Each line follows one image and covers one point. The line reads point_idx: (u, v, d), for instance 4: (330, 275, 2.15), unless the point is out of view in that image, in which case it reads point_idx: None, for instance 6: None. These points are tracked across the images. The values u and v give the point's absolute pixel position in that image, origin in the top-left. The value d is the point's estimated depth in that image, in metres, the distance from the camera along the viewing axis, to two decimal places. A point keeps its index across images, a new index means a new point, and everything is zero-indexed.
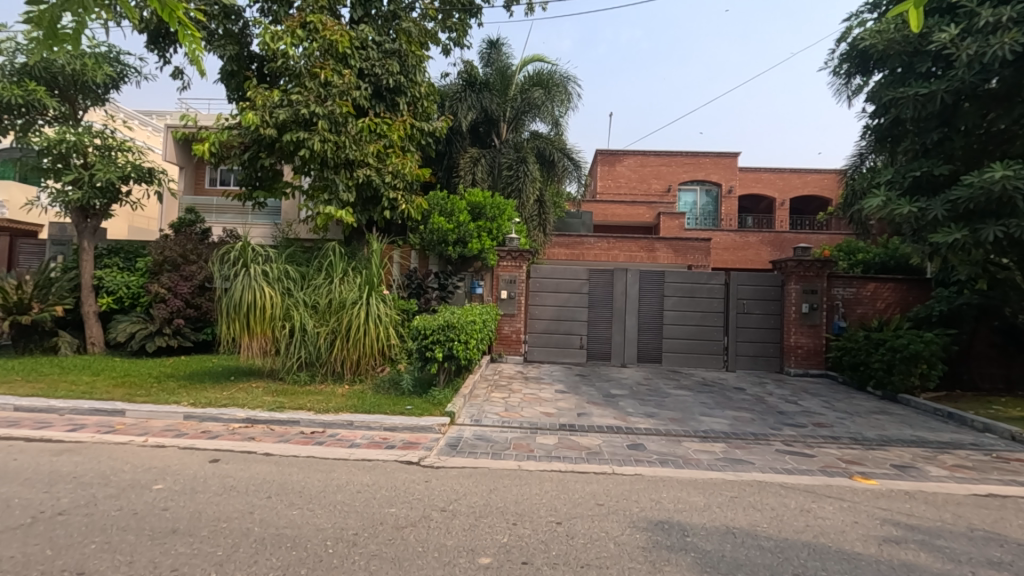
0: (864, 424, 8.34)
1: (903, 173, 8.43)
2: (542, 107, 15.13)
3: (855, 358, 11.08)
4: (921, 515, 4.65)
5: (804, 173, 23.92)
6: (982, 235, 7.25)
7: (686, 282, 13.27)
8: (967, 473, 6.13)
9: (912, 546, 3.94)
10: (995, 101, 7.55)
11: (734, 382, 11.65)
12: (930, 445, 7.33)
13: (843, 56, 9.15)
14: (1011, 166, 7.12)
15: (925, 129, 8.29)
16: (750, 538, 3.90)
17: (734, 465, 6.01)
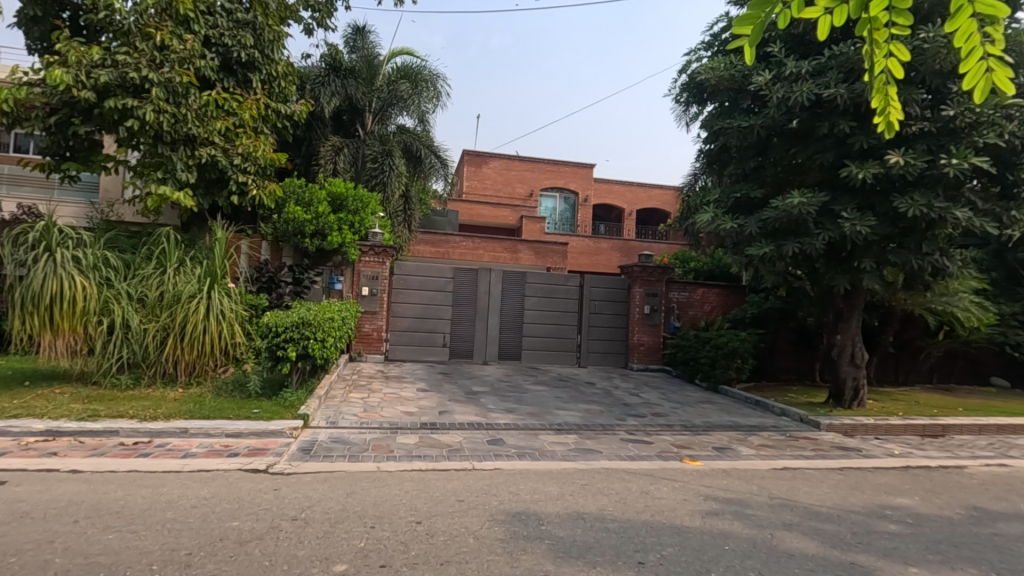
0: (692, 412, 9.47)
1: (728, 194, 9.73)
2: (408, 101, 14.78)
3: (687, 355, 12.53)
4: (734, 489, 5.41)
5: (649, 188, 26.40)
6: (784, 249, 8.63)
7: (545, 283, 13.93)
8: (768, 451, 7.27)
9: (727, 517, 4.55)
10: (796, 139, 9.01)
11: (586, 377, 12.51)
12: (741, 429, 8.54)
13: (683, 86, 10.24)
14: (806, 193, 8.53)
15: (745, 157, 9.62)
16: (598, 522, 4.21)
17: (584, 455, 6.45)
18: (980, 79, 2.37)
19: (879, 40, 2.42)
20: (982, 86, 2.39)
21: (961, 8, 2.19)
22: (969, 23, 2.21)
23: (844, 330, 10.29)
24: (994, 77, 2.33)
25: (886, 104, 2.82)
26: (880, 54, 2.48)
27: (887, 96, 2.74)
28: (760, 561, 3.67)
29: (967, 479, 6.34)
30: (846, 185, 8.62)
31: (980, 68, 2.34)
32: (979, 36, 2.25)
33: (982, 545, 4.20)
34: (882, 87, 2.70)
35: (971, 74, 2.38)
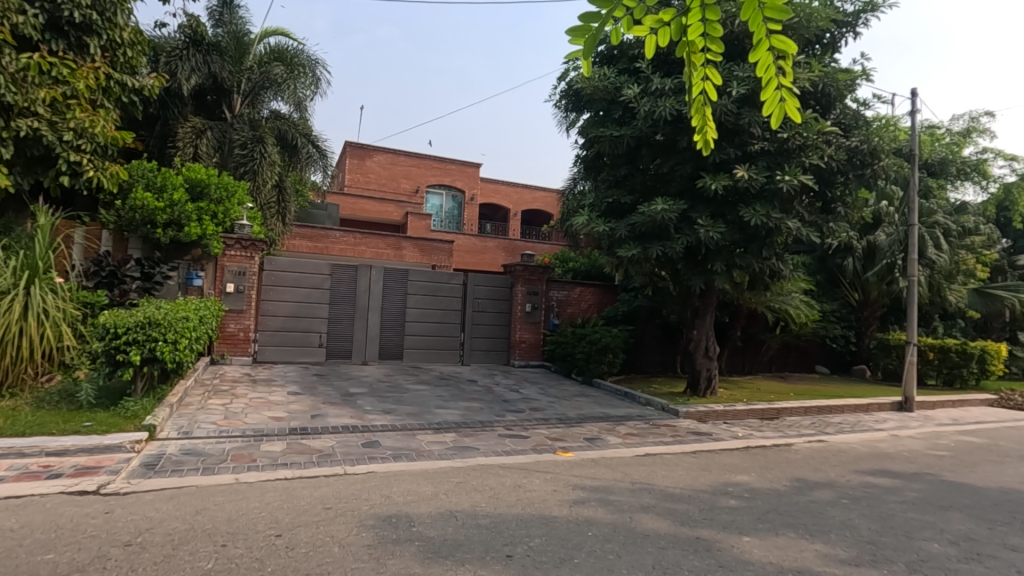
0: (568, 406, 9.91)
1: (601, 198, 10.34)
2: (283, 85, 13.73)
3: (564, 350, 13.10)
4: (600, 477, 5.74)
5: (534, 190, 27.16)
6: (649, 252, 9.35)
7: (429, 281, 13.79)
8: (633, 439, 7.82)
9: (593, 504, 4.81)
10: (661, 150, 9.78)
11: (468, 375, 12.58)
12: (611, 419, 9.11)
13: (562, 93, 10.66)
14: (667, 201, 9.28)
15: (617, 164, 10.27)
16: (470, 518, 4.24)
17: (461, 453, 6.47)
18: (776, 107, 2.70)
19: (697, 64, 2.61)
20: (777, 113, 2.71)
21: (762, 40, 2.42)
22: (767, 55, 2.47)
23: (700, 325, 11.37)
24: (786, 106, 2.67)
25: (704, 125, 3.04)
26: (699, 77, 2.69)
27: (705, 116, 2.95)
28: (619, 543, 3.92)
29: (793, 454, 7.31)
30: (701, 194, 9.51)
31: (776, 97, 2.66)
32: (775, 68, 2.54)
33: (800, 512, 4.86)
34: (701, 108, 2.91)
35: (769, 102, 2.70)
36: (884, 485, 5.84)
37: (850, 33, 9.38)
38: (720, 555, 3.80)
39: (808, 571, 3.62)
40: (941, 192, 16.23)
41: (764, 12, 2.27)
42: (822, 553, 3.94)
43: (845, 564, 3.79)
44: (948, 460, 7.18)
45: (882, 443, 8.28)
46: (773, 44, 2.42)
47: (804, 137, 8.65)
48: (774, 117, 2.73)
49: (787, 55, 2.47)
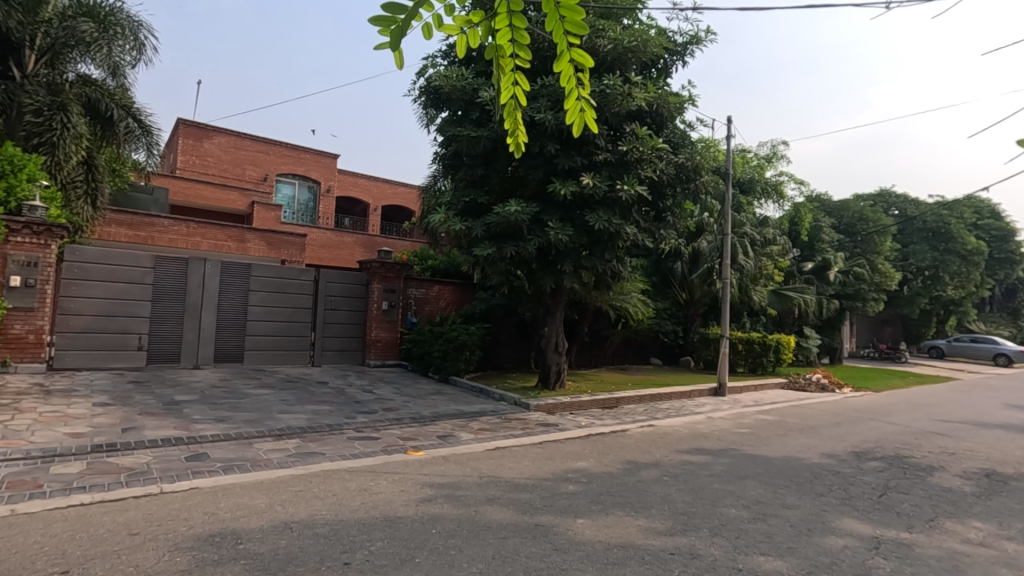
0: (422, 404, 9.83)
1: (458, 197, 10.42)
2: (94, 47, 11.73)
3: (421, 349, 12.97)
4: (449, 474, 5.77)
5: (394, 185, 26.45)
6: (504, 252, 9.65)
7: (274, 277, 12.80)
8: (485, 434, 7.99)
9: (439, 501, 4.82)
10: (516, 153, 10.11)
11: (318, 376, 11.89)
12: (465, 416, 9.22)
13: (421, 89, 10.54)
14: (521, 203, 9.64)
15: (474, 165, 10.43)
16: (306, 528, 3.99)
17: (304, 459, 6.09)
18: (578, 115, 2.98)
19: (507, 68, 2.69)
20: (579, 121, 3.00)
21: (564, 52, 2.53)
22: (570, 67, 2.60)
23: (551, 323, 12.00)
24: (585, 115, 2.97)
25: (514, 129, 3.23)
26: (509, 82, 2.80)
27: (515, 119, 3.12)
28: (461, 537, 3.97)
29: (627, 439, 8.03)
30: (553, 198, 10.03)
31: (578, 108, 2.94)
32: (575, 79, 2.69)
33: (628, 492, 5.34)
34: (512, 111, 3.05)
35: (572, 111, 2.97)
36: (698, 461, 6.67)
37: (679, 62, 10.56)
38: (556, 538, 4.02)
39: (630, 544, 3.99)
40: (749, 207, 18.97)
41: (565, 25, 2.36)
42: (643, 527, 4.36)
43: (662, 534, 4.24)
44: (749, 436, 8.41)
45: (699, 424, 9.45)
46: (573, 57, 2.55)
47: (640, 151, 9.54)
48: (576, 125, 3.02)
49: (584, 70, 2.64)
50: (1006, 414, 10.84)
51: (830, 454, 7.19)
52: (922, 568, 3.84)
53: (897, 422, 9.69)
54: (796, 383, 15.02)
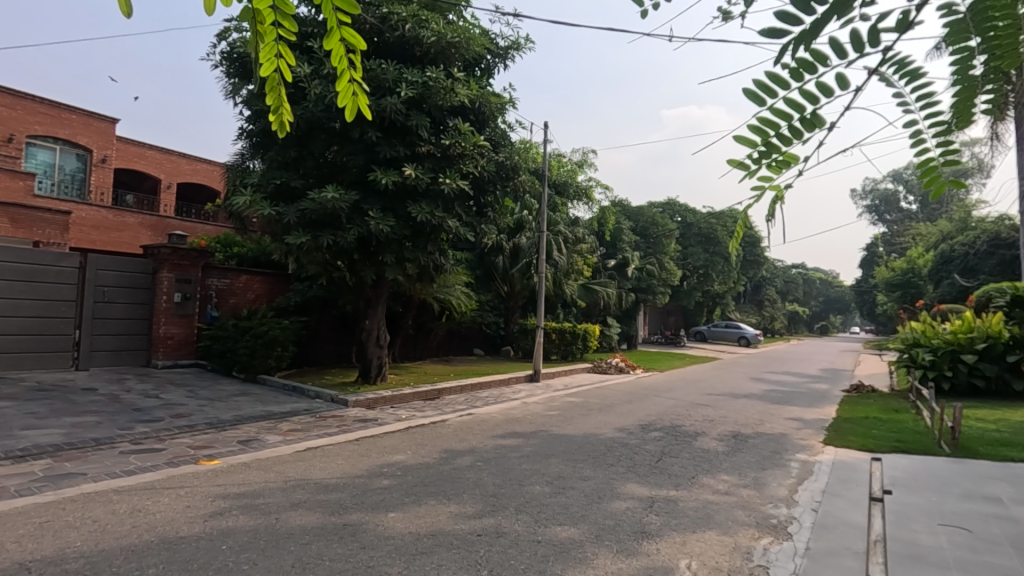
0: (222, 407, 8.81)
1: (267, 179, 9.54)
2: None
3: (223, 346, 11.62)
4: (248, 481, 5.26)
5: (193, 160, 22.96)
6: (320, 240, 9.11)
7: (21, 263, 10.44)
8: (295, 435, 7.46)
9: (233, 513, 4.36)
10: (334, 137, 9.58)
11: (85, 382, 9.94)
12: (273, 417, 8.51)
13: (223, 54, 9.38)
14: (338, 190, 9.17)
15: (287, 145, 9.63)
16: (52, 566, 3.31)
17: (58, 482, 5.04)
18: (348, 99, 2.28)
19: (267, 38, 1.92)
20: (351, 106, 2.30)
21: (331, 29, 1.87)
22: (340, 48, 1.95)
23: (372, 315, 11.63)
24: (359, 101, 2.29)
25: (278, 104, 2.33)
26: (269, 53, 2.00)
27: (280, 94, 2.26)
28: (258, 549, 3.65)
29: (446, 429, 8.17)
30: (373, 187, 9.72)
31: (350, 90, 2.24)
32: (345, 61, 2.03)
33: (442, 480, 5.44)
34: (275, 85, 2.20)
35: (342, 94, 2.25)
36: (510, 445, 7.06)
37: (501, 64, 10.96)
38: (364, 536, 3.91)
39: (440, 531, 4.06)
40: (563, 208, 20.58)
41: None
42: (454, 513, 4.48)
43: (471, 517, 4.40)
44: (556, 417, 9.15)
45: (514, 410, 10.02)
46: (344, 37, 1.89)
47: (463, 147, 9.73)
48: (348, 112, 2.30)
49: (358, 52, 1.99)
50: (750, 386, 13.41)
51: (621, 429, 8.17)
52: (682, 519, 4.57)
53: (674, 397, 11.42)
54: (600, 367, 16.79)
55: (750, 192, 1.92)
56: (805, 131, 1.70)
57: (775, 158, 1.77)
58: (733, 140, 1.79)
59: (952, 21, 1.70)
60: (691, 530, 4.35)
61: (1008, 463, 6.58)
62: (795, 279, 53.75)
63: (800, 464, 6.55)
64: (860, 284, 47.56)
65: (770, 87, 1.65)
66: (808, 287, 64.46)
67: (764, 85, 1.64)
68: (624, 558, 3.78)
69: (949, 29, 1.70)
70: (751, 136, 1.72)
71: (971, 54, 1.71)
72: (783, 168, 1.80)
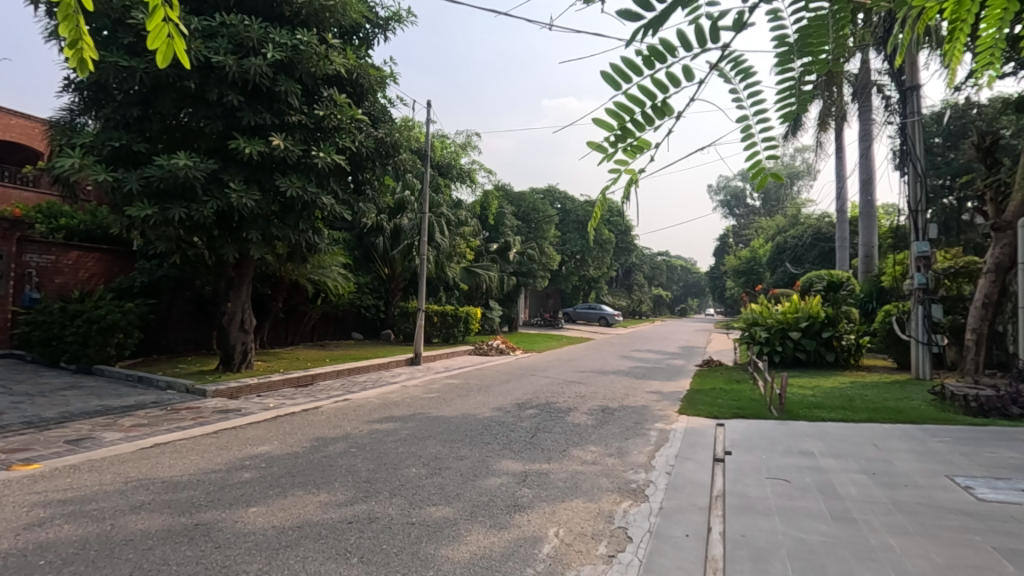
0: (45, 403, 7.61)
1: (101, 140, 8.28)
2: None
3: (46, 333, 10.00)
4: (76, 486, 4.59)
5: (3, 113, 19.01)
6: (169, 214, 8.16)
7: None
8: (140, 431, 6.66)
9: (57, 522, 3.79)
10: (187, 98, 8.56)
11: None
12: (111, 412, 7.52)
13: None
14: (192, 157, 8.24)
15: (126, 103, 8.42)
16: None
17: None
18: (161, 42, 1.75)
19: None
20: (164, 53, 1.77)
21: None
22: None
23: (235, 297, 10.66)
24: (177, 46, 1.77)
25: (75, 39, 1.79)
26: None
27: (77, 27, 1.75)
28: (85, 561, 3.21)
29: (318, 416, 7.80)
30: (234, 156, 8.86)
31: (163, 31, 1.72)
32: None
33: (312, 469, 5.19)
34: (68, 13, 1.71)
35: (151, 35, 1.72)
36: (386, 429, 6.92)
37: (381, 35, 10.47)
38: (218, 535, 3.60)
39: (306, 522, 3.86)
40: (446, 189, 20.39)
41: None
42: (324, 502, 4.29)
43: (341, 505, 4.24)
44: (435, 399, 9.12)
45: (392, 393, 9.84)
46: None
47: (338, 120, 9.20)
48: (160, 59, 1.76)
49: None
50: (618, 364, 14.41)
51: (499, 408, 8.36)
52: (553, 490, 4.81)
53: (549, 376, 11.94)
54: (481, 348, 17.01)
55: (607, 174, 2.00)
56: (657, 119, 1.80)
57: (630, 143, 1.85)
58: (592, 121, 1.85)
59: (784, 42, 1.79)
60: (560, 499, 4.59)
61: (820, 422, 7.76)
62: (660, 266, 58.60)
63: (657, 433, 7.19)
64: (714, 271, 53.08)
65: (626, 72, 1.72)
66: (671, 273, 70.61)
67: (621, 69, 1.71)
68: (496, 532, 3.88)
69: (778, 47, 1.79)
70: (608, 119, 1.79)
71: (797, 77, 1.82)
72: (637, 152, 1.89)
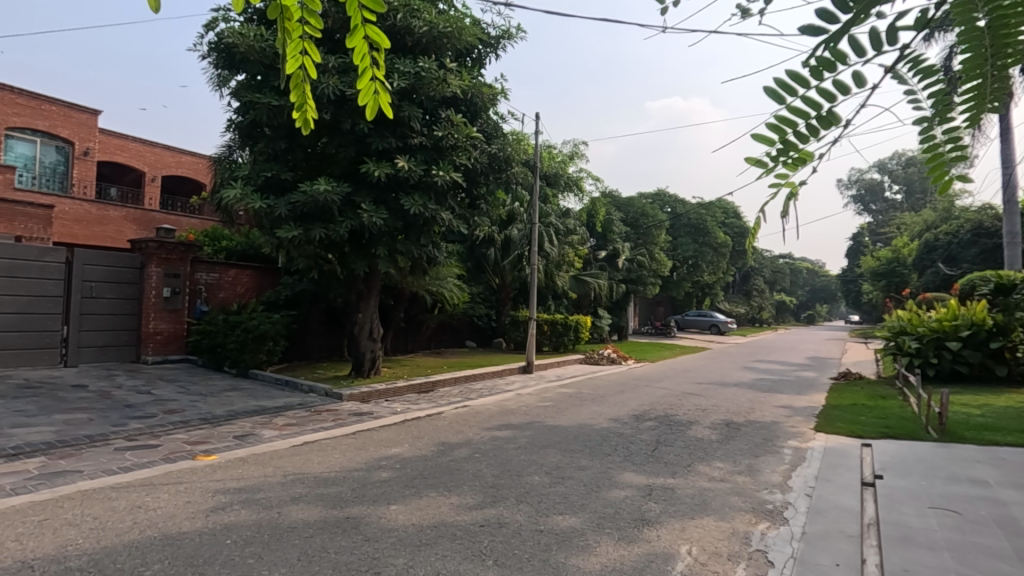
0: (215, 403, 8.78)
1: (256, 172, 9.43)
2: None
3: (213, 341, 11.52)
4: (247, 476, 5.26)
5: (177, 152, 22.18)
6: (311, 234, 9.06)
7: (4, 259, 10.37)
8: (290, 430, 7.46)
9: (235, 508, 4.37)
10: (324, 128, 9.51)
11: (72, 380, 9.82)
12: (266, 411, 8.49)
13: (211, 44, 9.23)
14: (330, 182, 9.10)
15: (275, 137, 9.51)
16: (55, 564, 3.35)
17: (52, 481, 5.07)
18: (370, 98, 2.23)
19: (295, 36, 1.97)
20: (372, 105, 2.25)
21: (356, 26, 1.86)
22: (363, 45, 1.96)
23: (364, 308, 11.58)
24: (381, 100, 2.24)
25: (300, 102, 2.34)
26: (293, 49, 2.01)
27: (302, 91, 2.26)
28: (261, 544, 3.66)
29: (441, 421, 8.22)
30: (364, 179, 9.67)
31: (372, 88, 2.19)
32: (369, 59, 2.04)
33: (441, 471, 5.48)
34: (297, 82, 2.21)
35: (363, 93, 2.19)
36: (505, 436, 7.12)
37: (492, 54, 10.87)
38: (366, 529, 3.93)
39: (442, 523, 4.09)
40: (553, 200, 20.56)
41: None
42: (455, 504, 4.52)
43: (472, 508, 4.43)
44: (550, 408, 9.21)
45: (508, 401, 10.09)
46: (368, 34, 1.90)
47: (455, 138, 9.69)
48: (370, 111, 2.25)
49: (380, 50, 2.00)
50: (740, 375, 13.55)
51: (616, 419, 8.25)
52: (680, 506, 4.65)
53: (665, 387, 11.54)
54: (592, 357, 16.88)
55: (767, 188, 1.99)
56: (820, 129, 1.77)
57: (792, 155, 1.84)
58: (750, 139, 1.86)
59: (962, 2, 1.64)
60: (689, 516, 4.43)
61: (993, 447, 6.73)
62: (783, 268, 54.28)
63: (792, 451, 6.67)
64: (847, 274, 48.09)
65: (787, 88, 1.72)
66: (795, 277, 65.12)
67: (783, 85, 1.71)
68: (625, 545, 3.84)
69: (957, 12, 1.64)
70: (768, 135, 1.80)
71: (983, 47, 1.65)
72: (799, 165, 1.86)
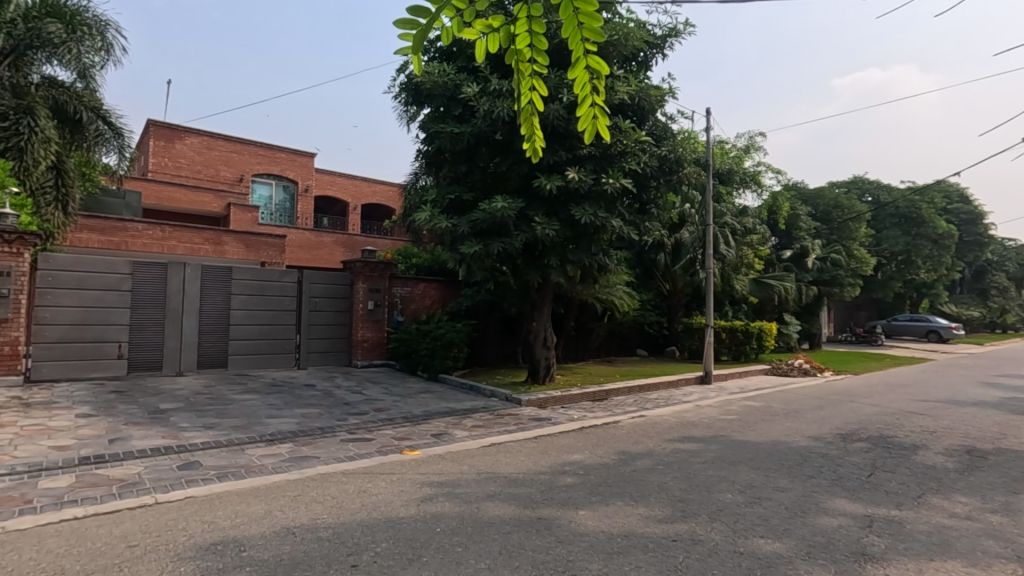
0: (413, 403, 9.85)
1: (442, 195, 10.40)
2: (62, 48, 10.42)
3: (408, 347, 12.93)
4: (446, 471, 5.80)
5: (373, 182, 25.39)
6: (490, 248, 9.67)
7: (256, 280, 12.85)
8: (478, 431, 8.04)
9: (440, 499, 4.84)
10: (499, 149, 10.15)
11: (304, 380, 11.79)
12: (456, 413, 9.27)
13: (402, 86, 10.45)
14: (506, 199, 9.62)
15: (457, 161, 10.39)
16: (309, 533, 4.06)
17: (298, 464, 6.15)
18: (589, 122, 2.89)
19: (527, 73, 2.66)
20: (590, 127, 2.91)
21: (581, 58, 2.47)
22: (585, 74, 2.56)
23: (538, 317, 12.00)
24: (598, 123, 2.88)
25: (531, 136, 3.08)
26: (526, 86, 2.72)
27: (532, 126, 3.00)
28: (465, 535, 4.00)
29: (619, 430, 8.16)
30: (536, 193, 10.08)
31: (590, 114, 2.85)
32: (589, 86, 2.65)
33: (625, 481, 5.43)
34: (529, 117, 2.93)
35: (584, 117, 2.86)
36: (689, 449, 6.80)
37: (659, 54, 10.62)
38: (559, 531, 4.07)
39: (632, 533, 4.05)
40: (728, 198, 19.19)
41: (582, 31, 2.32)
42: (644, 516, 4.43)
43: (662, 521, 4.31)
44: (736, 422, 8.57)
45: (687, 413, 9.63)
46: (590, 64, 2.51)
47: (624, 144, 9.64)
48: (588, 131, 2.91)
49: (598, 76, 2.59)
50: (980, 393, 11.15)
51: (817, 437, 7.38)
52: (913, 544, 3.98)
53: (878, 403, 9.98)
54: (779, 368, 15.33)
55: None
56: None
57: None
58: None
59: None
60: (928, 557, 3.77)
61: None
62: None
63: None
64: None
65: None
66: None
67: None
68: None
69: None
70: None
71: None
72: None
